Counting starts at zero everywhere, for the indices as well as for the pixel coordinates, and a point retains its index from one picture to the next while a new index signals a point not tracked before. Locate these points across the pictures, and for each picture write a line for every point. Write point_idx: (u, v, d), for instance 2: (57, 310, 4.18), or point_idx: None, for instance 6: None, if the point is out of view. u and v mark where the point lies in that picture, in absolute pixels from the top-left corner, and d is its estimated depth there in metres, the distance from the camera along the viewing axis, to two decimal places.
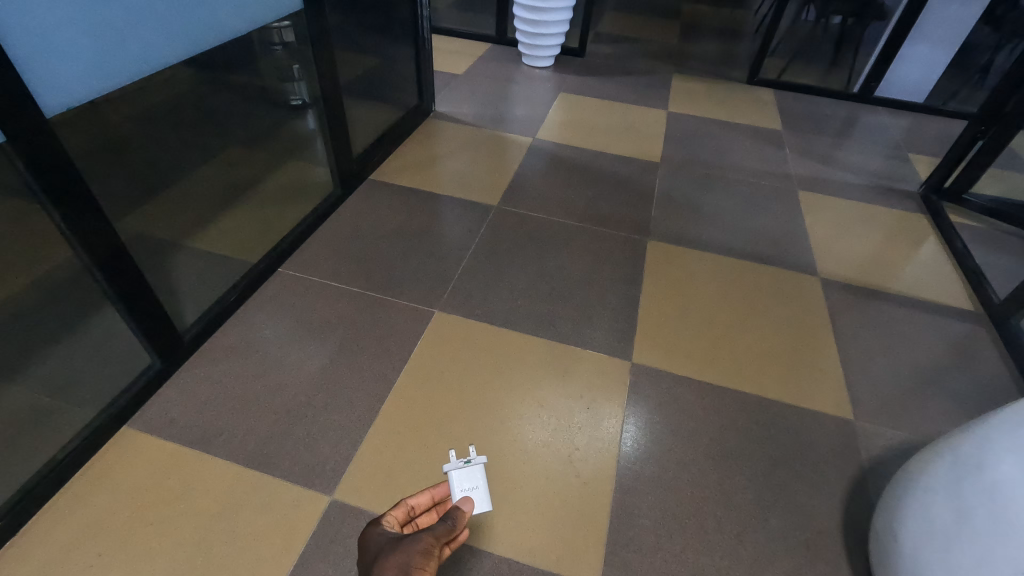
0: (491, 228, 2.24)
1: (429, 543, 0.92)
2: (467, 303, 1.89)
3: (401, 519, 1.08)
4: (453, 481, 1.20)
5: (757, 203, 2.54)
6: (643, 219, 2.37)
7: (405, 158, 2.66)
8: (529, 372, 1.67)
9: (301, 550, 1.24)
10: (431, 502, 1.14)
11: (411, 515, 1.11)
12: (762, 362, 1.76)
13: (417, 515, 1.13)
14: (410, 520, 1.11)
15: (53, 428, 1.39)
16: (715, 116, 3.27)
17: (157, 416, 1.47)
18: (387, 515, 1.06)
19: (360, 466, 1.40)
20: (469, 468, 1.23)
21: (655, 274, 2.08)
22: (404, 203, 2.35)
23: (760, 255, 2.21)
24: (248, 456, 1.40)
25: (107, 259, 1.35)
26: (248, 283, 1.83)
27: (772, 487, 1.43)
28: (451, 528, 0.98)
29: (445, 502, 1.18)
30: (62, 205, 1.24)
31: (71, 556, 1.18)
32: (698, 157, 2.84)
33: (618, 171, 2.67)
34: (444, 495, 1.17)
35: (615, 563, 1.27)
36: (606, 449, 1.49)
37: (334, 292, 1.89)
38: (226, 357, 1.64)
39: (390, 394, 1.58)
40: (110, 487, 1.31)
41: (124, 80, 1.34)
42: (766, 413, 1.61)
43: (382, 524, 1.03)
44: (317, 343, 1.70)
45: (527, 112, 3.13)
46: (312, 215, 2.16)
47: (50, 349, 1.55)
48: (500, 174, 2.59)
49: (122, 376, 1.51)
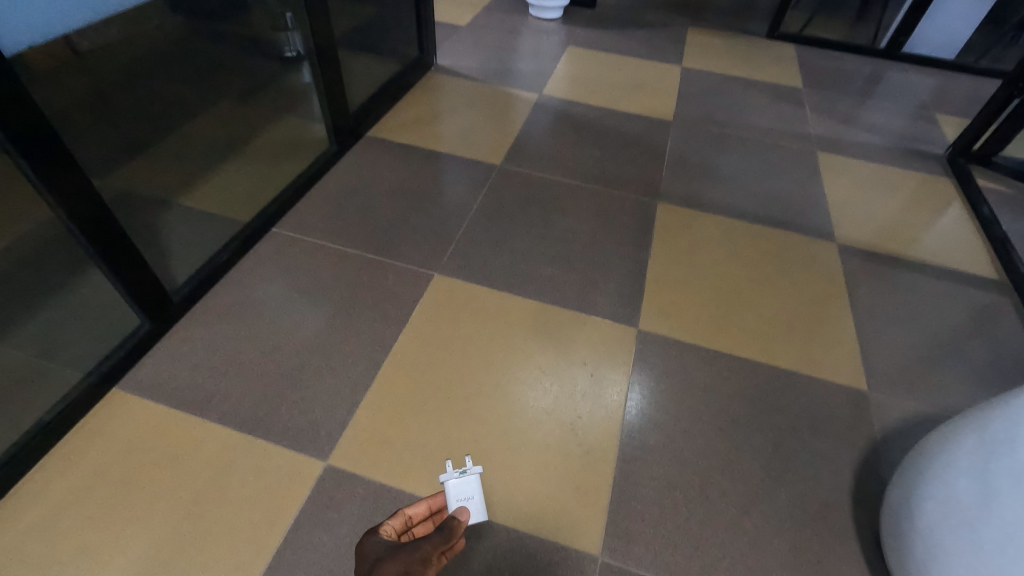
0: (494, 188, 2.15)
1: (426, 552, 0.86)
2: (468, 266, 1.82)
3: (398, 528, 1.03)
4: (449, 491, 1.10)
5: (774, 164, 2.42)
6: (653, 181, 2.26)
7: (404, 115, 2.53)
8: (531, 338, 1.61)
9: (295, 514, 1.21)
10: (427, 512, 1.09)
11: (408, 524, 1.06)
12: (774, 331, 1.69)
13: (414, 525, 1.07)
14: (407, 530, 1.06)
15: (41, 389, 1.35)
16: (732, 72, 3.09)
17: (147, 379, 1.43)
18: (384, 524, 1.01)
19: (356, 431, 1.36)
20: (464, 478, 1.11)
21: (665, 238, 1.99)
22: (403, 162, 2.25)
23: (775, 219, 2.12)
24: (241, 419, 1.36)
25: (85, 216, 1.27)
26: (240, 243, 1.76)
27: (781, 458, 1.39)
28: (446, 539, 0.89)
29: (441, 513, 1.12)
30: (31, 158, 1.14)
31: (61, 519, 1.16)
32: (712, 116, 2.70)
33: (629, 130, 2.54)
34: (439, 505, 1.10)
35: (616, 533, 1.24)
36: (609, 417, 1.44)
37: (329, 253, 1.82)
38: (217, 318, 1.59)
39: (387, 359, 1.52)
40: (98, 450, 1.28)
41: None
42: (777, 383, 1.55)
43: (379, 533, 0.97)
44: (312, 305, 1.65)
45: (533, 66, 2.97)
46: (307, 173, 2.07)
47: (35, 308, 1.50)
48: (504, 132, 2.46)
49: (110, 337, 1.46)
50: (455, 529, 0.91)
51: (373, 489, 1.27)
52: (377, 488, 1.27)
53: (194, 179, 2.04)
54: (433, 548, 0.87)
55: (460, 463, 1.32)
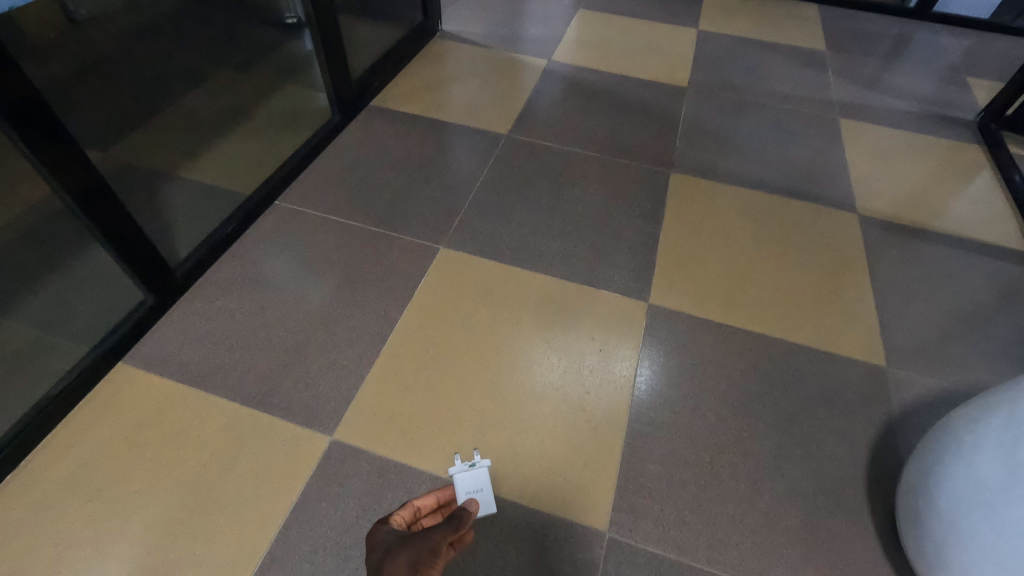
0: (501, 159, 2.08)
1: (436, 542, 0.83)
2: (475, 240, 1.77)
3: (407, 519, 1.01)
4: (458, 484, 1.12)
5: (794, 132, 2.31)
6: (667, 150, 2.17)
7: (409, 84, 2.44)
8: (539, 313, 1.58)
9: (301, 489, 1.21)
10: (436, 504, 1.06)
11: (416, 516, 1.03)
12: (790, 305, 1.64)
13: (422, 517, 1.05)
14: (415, 522, 1.03)
15: (48, 364, 1.36)
16: (751, 35, 2.95)
17: (152, 353, 1.42)
18: (392, 515, 0.99)
19: (361, 407, 1.35)
20: (473, 471, 1.13)
21: (678, 210, 1.92)
22: (408, 132, 2.18)
23: (794, 190, 2.03)
24: (246, 394, 1.35)
25: (84, 192, 1.24)
26: (243, 217, 1.73)
27: (794, 435, 1.35)
28: (455, 529, 0.85)
29: (450, 506, 1.10)
30: (21, 129, 1.09)
31: (71, 491, 1.17)
32: (730, 82, 2.58)
33: (642, 97, 2.44)
34: (449, 497, 1.09)
35: (624, 509, 1.22)
36: (618, 393, 1.41)
37: (333, 226, 1.78)
38: (221, 292, 1.57)
39: (392, 333, 1.50)
40: (105, 424, 1.28)
41: None
42: (792, 360, 1.50)
43: (389, 524, 0.96)
44: (316, 279, 1.62)
45: (543, 31, 2.85)
46: (309, 144, 2.01)
47: (37, 283, 1.49)
48: (512, 101, 2.38)
49: (114, 312, 1.45)
50: (466, 518, 0.87)
51: (378, 464, 1.26)
52: (382, 463, 1.26)
53: (195, 151, 2.00)
54: (442, 537, 0.84)
55: (466, 439, 1.31)
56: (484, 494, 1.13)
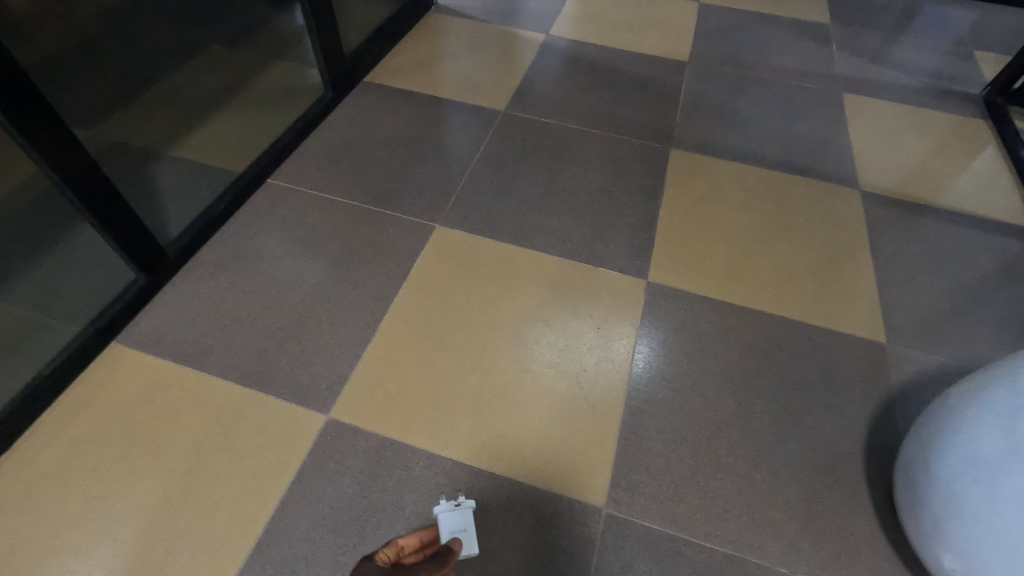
0: (498, 135, 2.04)
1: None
2: (471, 217, 1.74)
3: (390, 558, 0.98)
4: (442, 523, 1.09)
5: (797, 108, 2.27)
6: (666, 125, 2.13)
7: (403, 59, 2.39)
8: (537, 291, 1.56)
9: (298, 466, 1.21)
10: (419, 542, 1.02)
11: (400, 555, 0.99)
12: (790, 282, 1.62)
13: (405, 556, 1.00)
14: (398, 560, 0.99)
15: (39, 344, 1.34)
16: (754, 7, 2.88)
17: (145, 332, 1.41)
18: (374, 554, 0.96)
19: (357, 386, 1.34)
20: (458, 510, 1.12)
21: (677, 187, 1.89)
22: (402, 109, 2.13)
23: (796, 166, 2.00)
24: (241, 373, 1.34)
25: (71, 170, 1.21)
26: (234, 196, 1.69)
27: (793, 411, 1.35)
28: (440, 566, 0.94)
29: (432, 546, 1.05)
30: (5, 105, 1.06)
31: (67, 470, 1.17)
32: (731, 56, 2.52)
33: (641, 72, 2.38)
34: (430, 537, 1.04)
35: (621, 485, 1.22)
36: (616, 371, 1.40)
37: (326, 204, 1.75)
38: (213, 272, 1.55)
39: (387, 312, 1.48)
40: (99, 404, 1.27)
41: None
42: (792, 337, 1.49)
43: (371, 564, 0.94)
44: (310, 258, 1.59)
45: (541, 4, 2.77)
46: (302, 122, 1.97)
47: (27, 263, 1.47)
48: (509, 76, 2.33)
49: (106, 291, 1.43)
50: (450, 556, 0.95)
51: (375, 442, 1.25)
52: (379, 441, 1.25)
53: (184, 129, 1.95)
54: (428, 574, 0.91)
55: (463, 418, 1.30)
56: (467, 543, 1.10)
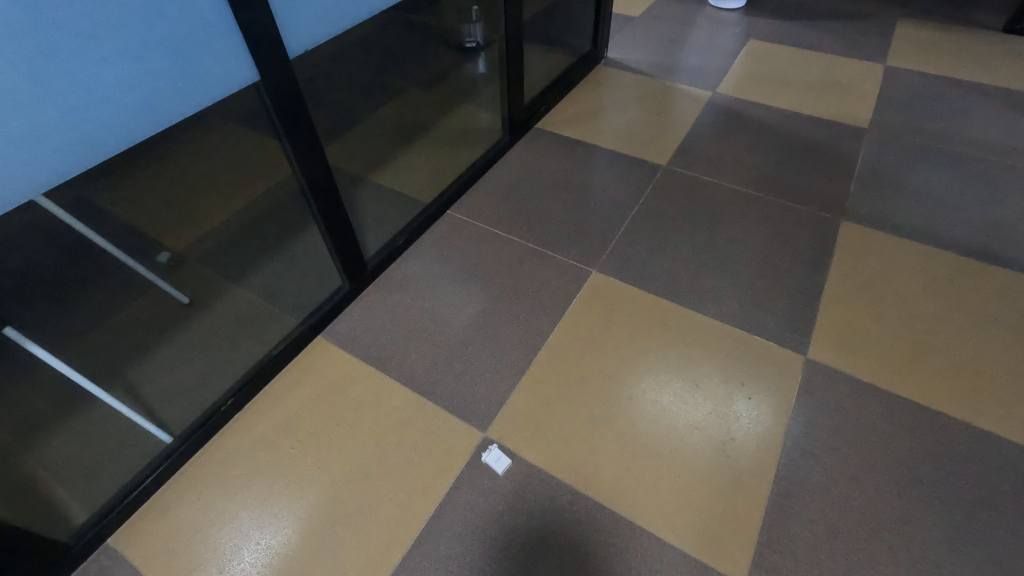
0: (657, 189, 2.11)
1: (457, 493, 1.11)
2: (627, 268, 1.82)
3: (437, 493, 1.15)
4: (493, 461, 1.37)
5: (999, 188, 2.04)
6: (837, 195, 2.05)
7: (572, 108, 2.56)
8: (687, 351, 1.59)
9: (456, 474, 1.36)
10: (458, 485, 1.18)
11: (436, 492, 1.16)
12: (977, 384, 1.47)
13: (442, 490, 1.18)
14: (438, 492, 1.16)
15: (268, 328, 1.66)
16: (950, 74, 2.65)
17: (344, 331, 1.67)
18: None
19: (512, 411, 1.47)
20: (495, 455, 1.38)
21: (846, 261, 1.81)
22: (567, 156, 2.29)
23: (993, 254, 1.80)
24: (414, 382, 1.54)
25: (323, 194, 1.49)
26: (420, 223, 1.95)
27: (971, 531, 1.22)
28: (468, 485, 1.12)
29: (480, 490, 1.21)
30: (295, 140, 1.35)
31: (279, 437, 1.43)
32: (919, 126, 2.35)
33: (813, 137, 2.32)
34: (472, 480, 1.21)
35: (764, 566, 1.19)
36: (766, 445, 1.38)
37: (495, 238, 1.95)
38: (399, 287, 1.79)
39: (543, 346, 1.61)
40: (306, 386, 1.54)
41: (355, 15, 1.42)
42: (976, 448, 1.35)
43: None
44: (478, 287, 1.78)
45: (709, 62, 2.82)
46: (480, 163, 2.21)
47: (266, 260, 1.82)
48: (670, 131, 2.39)
49: (319, 292, 1.73)
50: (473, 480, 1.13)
51: (525, 467, 1.37)
52: (527, 467, 1.37)
53: (384, 156, 2.23)
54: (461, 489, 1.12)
55: (606, 461, 1.37)
56: (505, 460, 1.37)
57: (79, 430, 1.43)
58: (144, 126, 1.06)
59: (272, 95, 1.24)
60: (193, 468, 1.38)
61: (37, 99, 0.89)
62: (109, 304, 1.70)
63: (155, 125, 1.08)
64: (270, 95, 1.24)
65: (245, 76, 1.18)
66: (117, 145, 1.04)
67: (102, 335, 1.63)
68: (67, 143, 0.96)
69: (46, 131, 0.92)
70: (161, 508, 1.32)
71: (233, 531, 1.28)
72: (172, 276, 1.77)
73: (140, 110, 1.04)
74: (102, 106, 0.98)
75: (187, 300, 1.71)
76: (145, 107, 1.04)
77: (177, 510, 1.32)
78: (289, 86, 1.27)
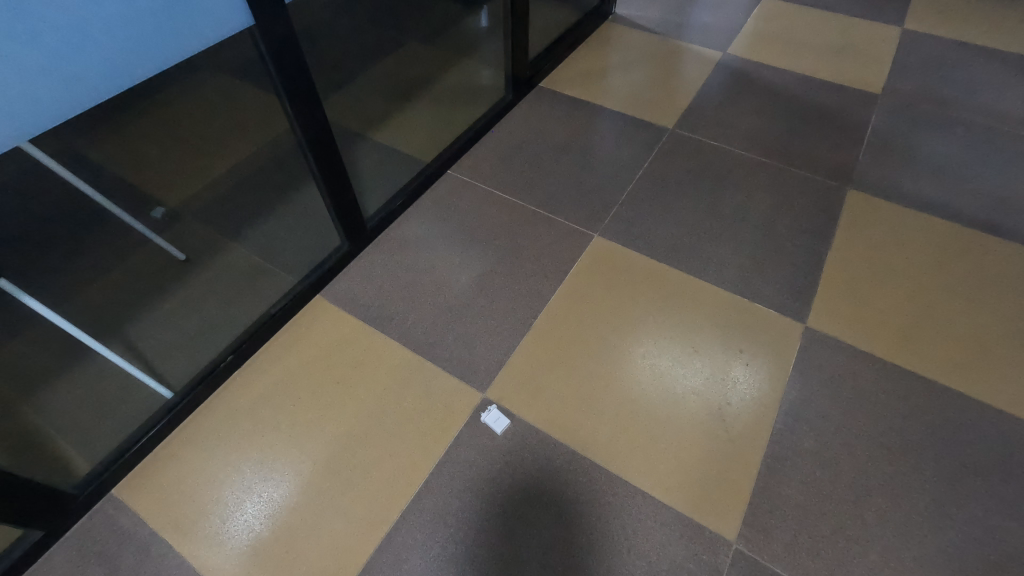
0: (662, 152, 2.07)
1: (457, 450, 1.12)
2: (630, 233, 1.80)
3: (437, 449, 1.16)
4: (492, 421, 1.38)
5: (1009, 159, 2.01)
6: (845, 163, 2.01)
7: (578, 66, 2.48)
8: (688, 317, 1.59)
9: (456, 434, 1.37)
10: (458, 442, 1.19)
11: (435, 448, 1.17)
12: (973, 355, 1.48)
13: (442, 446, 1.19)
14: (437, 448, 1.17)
15: (266, 287, 1.64)
16: (968, 39, 2.57)
17: (343, 291, 1.66)
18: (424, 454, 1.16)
19: (511, 372, 1.48)
20: (494, 416, 1.39)
21: (850, 230, 1.79)
22: (572, 116, 2.23)
23: (999, 226, 1.79)
24: (414, 342, 1.54)
25: (321, 150, 1.45)
26: (420, 183, 1.91)
27: (956, 496, 1.26)
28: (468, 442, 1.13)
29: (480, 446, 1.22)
30: (292, 92, 1.30)
31: (279, 394, 1.44)
32: (933, 93, 2.29)
33: (824, 102, 2.26)
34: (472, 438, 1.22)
35: (755, 527, 1.23)
36: (761, 411, 1.40)
37: (497, 200, 1.91)
38: (398, 248, 1.77)
39: (543, 310, 1.60)
40: (306, 344, 1.54)
41: None
42: (967, 417, 1.38)
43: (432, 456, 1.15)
44: (478, 249, 1.76)
45: (721, 20, 2.71)
46: (481, 122, 2.14)
47: (263, 217, 1.79)
48: (678, 93, 2.32)
49: (318, 251, 1.71)
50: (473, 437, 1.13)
51: (523, 428, 1.38)
52: (526, 429, 1.38)
53: (383, 112, 2.16)
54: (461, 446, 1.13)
55: (604, 423, 1.39)
56: (504, 421, 1.39)
57: (79, 383, 1.43)
58: (132, 74, 1.01)
59: (268, 43, 1.19)
60: (194, 423, 1.39)
61: (19, 38, 0.84)
62: (104, 259, 1.67)
63: (145, 70, 1.03)
64: (266, 42, 1.18)
65: (238, 21, 1.13)
66: (106, 90, 0.99)
67: (98, 290, 1.61)
68: (54, 87, 0.91)
69: (31, 74, 0.88)
70: (163, 461, 1.34)
71: (236, 485, 1.30)
72: (168, 232, 1.74)
73: (128, 54, 0.99)
74: (89, 47, 0.93)
75: (184, 257, 1.68)
76: (134, 50, 0.99)
77: (179, 464, 1.33)
78: (285, 33, 1.21)
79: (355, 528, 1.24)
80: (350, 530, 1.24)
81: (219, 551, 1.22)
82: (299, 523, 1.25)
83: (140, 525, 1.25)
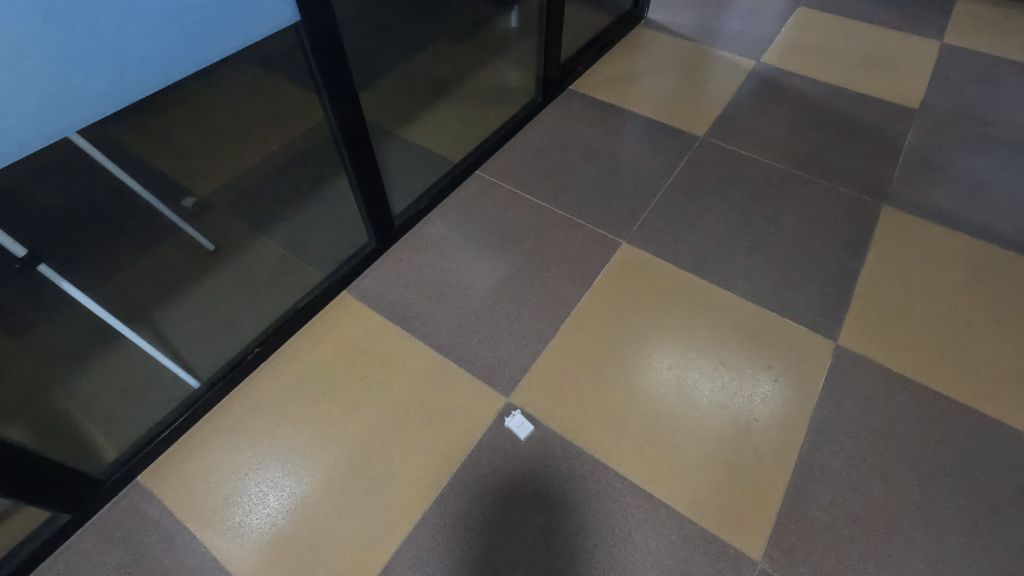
0: (692, 161, 2.04)
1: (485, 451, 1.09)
2: (659, 241, 1.78)
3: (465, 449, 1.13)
4: (516, 425, 1.38)
5: None
6: (879, 178, 1.97)
7: (608, 70, 2.46)
8: (715, 329, 1.57)
9: (478, 437, 1.37)
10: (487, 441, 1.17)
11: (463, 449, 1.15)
12: (1009, 380, 1.44)
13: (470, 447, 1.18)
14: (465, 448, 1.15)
15: (294, 281, 1.65)
16: (1009, 55, 2.51)
17: (369, 289, 1.66)
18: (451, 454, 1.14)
19: (536, 376, 1.47)
20: (518, 421, 1.38)
21: (884, 248, 1.75)
22: (601, 120, 2.22)
23: None
24: (439, 343, 1.54)
25: (355, 146, 1.45)
26: (448, 183, 1.91)
27: (989, 525, 1.22)
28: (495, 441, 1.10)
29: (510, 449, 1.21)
30: (332, 88, 1.30)
31: (304, 388, 1.45)
32: (972, 110, 2.24)
33: (859, 115, 2.21)
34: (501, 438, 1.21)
35: (780, 545, 1.21)
36: (788, 428, 1.38)
37: (524, 203, 1.90)
38: (424, 246, 1.77)
39: (569, 315, 1.59)
40: (331, 340, 1.54)
41: None
42: (1001, 444, 1.34)
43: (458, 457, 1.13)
44: (504, 252, 1.75)
45: (755, 28, 2.67)
46: (509, 125, 2.13)
47: (292, 211, 1.80)
48: (709, 101, 2.30)
49: (345, 248, 1.71)
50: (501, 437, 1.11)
51: (547, 434, 1.38)
52: (549, 435, 1.37)
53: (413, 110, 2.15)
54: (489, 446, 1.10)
55: (628, 433, 1.38)
56: (527, 426, 1.38)
57: (109, 369, 1.45)
58: (182, 64, 1.02)
59: (312, 38, 1.19)
60: (220, 414, 1.40)
61: (76, 28, 0.85)
62: (135, 246, 1.68)
63: (192, 64, 1.04)
64: (310, 38, 1.19)
65: (286, 15, 1.13)
66: (154, 83, 1.00)
67: (129, 278, 1.62)
68: (105, 77, 0.92)
69: (88, 61, 0.89)
70: (188, 450, 1.35)
71: (260, 477, 1.31)
72: (198, 222, 1.75)
73: (177, 47, 0.99)
74: (141, 39, 0.94)
75: (213, 247, 1.70)
76: (183, 43, 1.00)
77: (204, 453, 1.34)
78: (328, 29, 1.21)
79: (378, 527, 1.24)
80: (372, 528, 1.24)
81: (242, 543, 1.22)
82: (320, 519, 1.25)
83: (165, 512, 1.26)
